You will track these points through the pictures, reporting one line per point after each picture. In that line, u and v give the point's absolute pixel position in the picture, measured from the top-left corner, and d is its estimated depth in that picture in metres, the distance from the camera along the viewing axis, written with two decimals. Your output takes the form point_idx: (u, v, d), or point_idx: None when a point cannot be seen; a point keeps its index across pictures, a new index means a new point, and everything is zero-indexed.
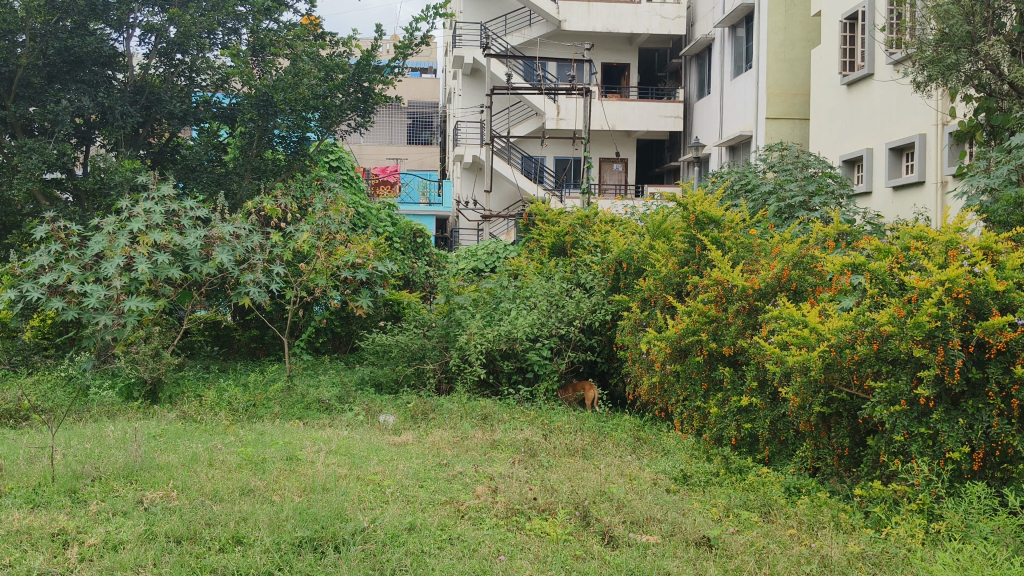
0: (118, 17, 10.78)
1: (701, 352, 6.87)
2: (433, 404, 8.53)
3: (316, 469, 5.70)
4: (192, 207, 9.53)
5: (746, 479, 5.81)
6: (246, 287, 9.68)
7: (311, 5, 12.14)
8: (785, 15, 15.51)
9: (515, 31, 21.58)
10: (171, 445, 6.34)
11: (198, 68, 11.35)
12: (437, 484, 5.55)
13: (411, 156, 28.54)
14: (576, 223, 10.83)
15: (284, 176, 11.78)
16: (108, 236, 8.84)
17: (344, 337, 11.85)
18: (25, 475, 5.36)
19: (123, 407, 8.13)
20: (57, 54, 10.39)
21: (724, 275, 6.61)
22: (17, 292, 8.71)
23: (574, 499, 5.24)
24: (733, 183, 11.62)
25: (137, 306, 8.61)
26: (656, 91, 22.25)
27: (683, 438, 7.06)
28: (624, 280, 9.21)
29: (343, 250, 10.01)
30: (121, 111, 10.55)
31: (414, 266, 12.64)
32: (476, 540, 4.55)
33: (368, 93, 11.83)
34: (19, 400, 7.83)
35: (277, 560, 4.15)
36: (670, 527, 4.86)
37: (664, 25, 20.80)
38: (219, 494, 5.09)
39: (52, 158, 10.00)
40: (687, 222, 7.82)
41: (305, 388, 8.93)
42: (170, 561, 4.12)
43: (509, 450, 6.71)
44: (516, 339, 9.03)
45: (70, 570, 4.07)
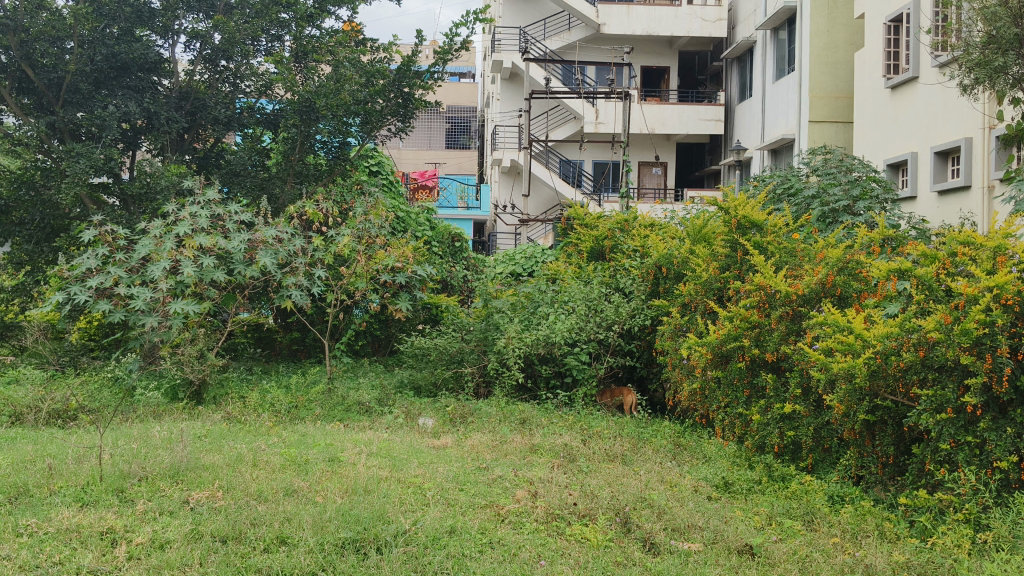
0: (164, 24, 11.01)
1: (743, 358, 6.79)
2: (472, 408, 8.56)
3: (358, 471, 5.75)
4: (237, 211, 9.67)
5: (789, 488, 5.75)
6: (288, 290, 9.77)
7: (352, 12, 12.26)
8: (827, 18, 15.32)
9: (554, 35, 21.64)
10: (216, 445, 6.44)
11: (243, 74, 11.54)
12: (476, 488, 5.55)
13: (450, 160, 28.64)
14: (615, 228, 10.81)
15: (326, 180, 11.90)
16: (155, 239, 9.03)
17: (383, 340, 11.93)
18: (75, 474, 5.46)
19: (169, 407, 8.29)
20: (105, 60, 10.61)
21: (767, 281, 6.54)
22: (66, 294, 8.91)
23: (614, 505, 5.21)
24: (776, 187, 11.51)
25: (184, 308, 8.73)
26: (697, 95, 22.21)
27: (724, 445, 7.00)
28: (664, 285, 9.17)
29: (383, 254, 10.12)
30: (167, 116, 10.85)
31: (453, 270, 12.69)
32: (517, 544, 4.54)
33: (408, 98, 11.82)
34: (67, 400, 8.00)
35: (321, 560, 4.19)
36: (712, 535, 4.82)
37: (706, 27, 20.63)
38: (264, 494, 5.15)
39: (99, 163, 10.15)
40: (729, 227, 7.78)
41: (345, 390, 9.03)
42: (217, 560, 4.18)
43: (548, 454, 6.70)
44: (554, 343, 9.04)
45: (118, 569, 4.13)
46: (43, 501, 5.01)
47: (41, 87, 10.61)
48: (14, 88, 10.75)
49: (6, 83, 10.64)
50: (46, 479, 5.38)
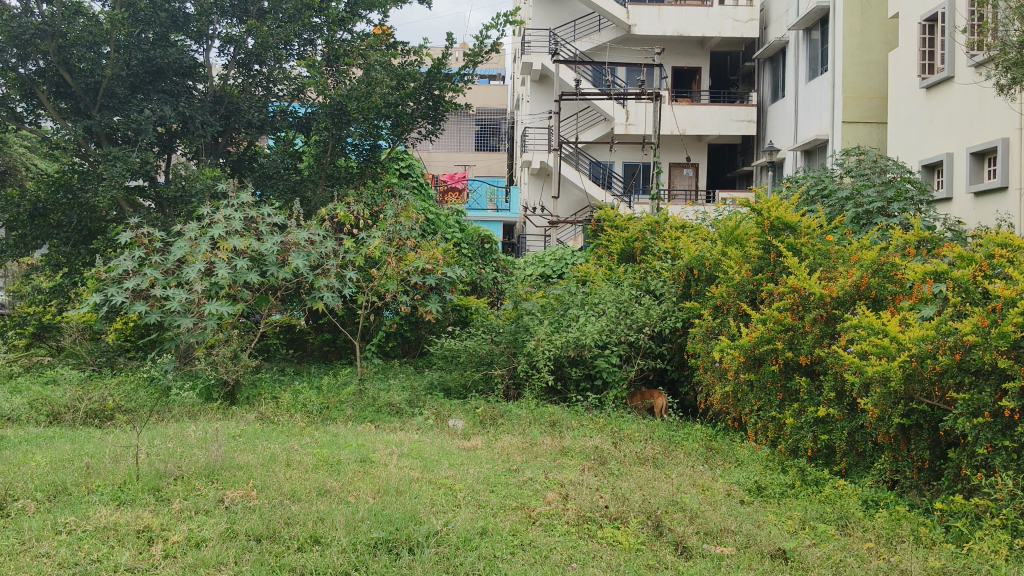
0: (198, 29, 11.16)
1: (777, 361, 6.74)
2: (502, 410, 8.57)
3: (390, 471, 5.78)
4: (270, 214, 9.76)
5: (823, 492, 5.69)
6: (320, 292, 9.84)
7: (383, 16, 12.33)
8: (861, 17, 15.17)
9: (585, 36, 21.63)
10: (250, 445, 6.51)
11: (275, 78, 11.67)
12: (507, 490, 5.56)
13: (479, 163, 28.81)
14: (646, 229, 10.78)
15: (357, 183, 11.97)
16: (190, 241, 9.16)
17: (414, 342, 11.98)
18: (112, 473, 5.55)
19: (203, 407, 8.39)
20: (140, 65, 10.79)
21: (801, 283, 6.48)
22: (103, 296, 9.06)
23: (646, 508, 5.18)
24: (809, 188, 11.41)
25: (218, 309, 8.84)
26: (729, 95, 22.06)
27: (757, 449, 6.95)
28: (696, 287, 9.11)
29: (413, 255, 10.18)
30: (201, 120, 11.00)
31: (482, 272, 12.72)
32: (548, 547, 4.54)
33: (439, 101, 11.87)
34: (103, 400, 8.13)
35: (354, 560, 4.21)
36: (745, 539, 4.79)
37: (737, 28, 20.49)
38: (298, 494, 5.19)
39: (135, 166, 10.30)
40: (762, 228, 7.74)
41: (375, 391, 9.09)
42: (251, 559, 4.23)
43: (578, 456, 6.69)
44: (584, 346, 9.02)
45: (155, 566, 4.19)
46: (82, 500, 5.09)
47: (78, 92, 10.81)
48: (52, 93, 10.96)
49: (45, 88, 10.84)
50: (83, 478, 5.46)
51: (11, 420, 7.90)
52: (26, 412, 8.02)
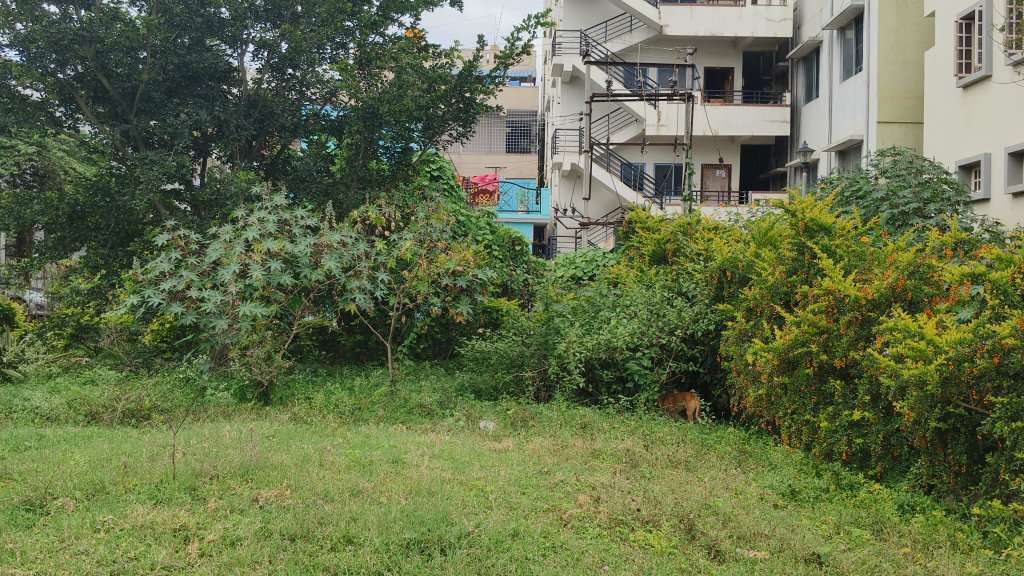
0: (233, 33, 11.31)
1: (811, 364, 6.68)
2: (533, 412, 8.57)
3: (422, 473, 5.80)
4: (303, 216, 9.85)
5: (858, 496, 5.64)
6: (352, 294, 9.91)
7: (414, 19, 12.40)
8: (896, 16, 14.98)
9: (616, 37, 21.58)
10: (284, 445, 6.58)
11: (309, 82, 11.79)
12: (539, 492, 5.56)
13: (509, 165, 28.80)
14: (678, 231, 10.73)
15: (389, 185, 12.04)
16: (225, 244, 9.28)
17: (445, 344, 12.02)
18: (149, 471, 5.63)
19: (238, 408, 8.49)
20: (176, 70, 10.96)
21: (836, 285, 6.41)
22: (141, 297, 9.21)
23: (678, 511, 5.15)
24: (844, 189, 11.30)
25: (252, 311, 8.95)
26: (762, 96, 21.90)
27: (790, 452, 6.89)
28: (729, 289, 9.05)
29: (443, 258, 10.21)
30: (236, 124, 11.14)
31: (513, 274, 12.74)
32: (580, 549, 4.54)
33: (470, 103, 11.88)
34: (140, 401, 8.25)
35: (386, 560, 4.24)
36: (779, 543, 4.75)
37: (770, 28, 20.36)
38: (331, 494, 5.23)
39: (171, 169, 10.44)
40: (796, 230, 7.68)
41: (407, 393, 9.13)
42: (285, 559, 4.27)
43: (610, 459, 6.67)
44: (616, 348, 8.99)
45: (191, 565, 4.25)
46: (119, 498, 5.17)
47: (116, 96, 10.99)
48: (90, 98, 11.15)
49: (83, 93, 11.03)
50: (121, 477, 5.54)
51: (51, 419, 8.05)
52: (65, 412, 8.16)
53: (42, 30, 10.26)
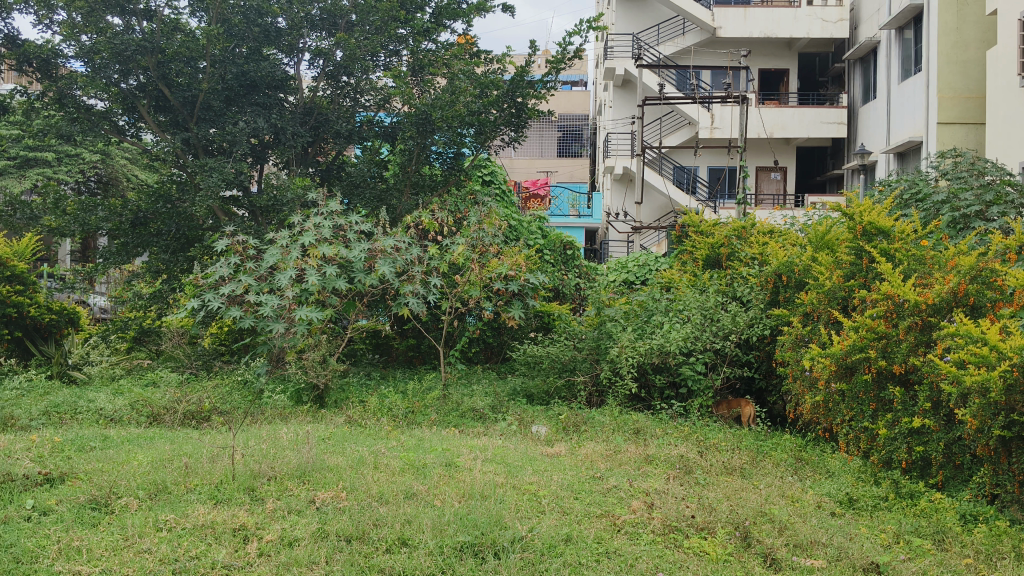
0: (290, 42, 11.53)
1: (869, 370, 6.56)
2: (586, 416, 8.55)
3: (475, 476, 5.83)
4: (357, 222, 9.98)
5: (918, 505, 5.53)
6: (405, 298, 9.99)
7: (466, 25, 12.49)
8: (957, 15, 14.61)
9: (668, 40, 21.48)
10: (339, 448, 6.67)
11: (362, 89, 12.00)
12: (591, 497, 5.55)
13: (562, 169, 28.75)
14: (732, 235, 10.60)
15: (441, 190, 12.15)
16: (282, 249, 9.45)
17: (496, 348, 12.05)
18: (210, 472, 5.75)
19: (294, 410, 8.63)
20: (235, 79, 11.23)
21: (894, 290, 6.29)
22: (201, 301, 9.43)
23: (733, 519, 5.10)
24: (902, 192, 11.06)
25: (308, 315, 9.11)
26: (818, 97, 21.56)
27: (848, 460, 6.78)
28: (785, 293, 8.94)
29: (495, 262, 10.22)
30: (292, 132, 11.36)
31: (565, 278, 12.67)
32: (634, 555, 4.52)
33: (522, 108, 11.88)
34: (200, 403, 8.44)
35: (441, 563, 4.28)
36: (836, 552, 4.67)
37: (826, 28, 20.03)
38: (385, 497, 5.30)
39: (230, 176, 10.67)
40: (854, 233, 7.55)
41: (460, 396, 9.19)
42: (342, 559, 4.34)
43: (663, 465, 6.63)
44: (669, 353, 8.88)
45: (250, 564, 4.33)
46: (181, 498, 5.30)
47: (177, 105, 11.30)
48: (152, 107, 11.47)
49: (145, 102, 11.35)
50: (182, 477, 5.67)
51: (114, 420, 8.27)
52: (128, 413, 8.38)
53: (106, 41, 10.54)
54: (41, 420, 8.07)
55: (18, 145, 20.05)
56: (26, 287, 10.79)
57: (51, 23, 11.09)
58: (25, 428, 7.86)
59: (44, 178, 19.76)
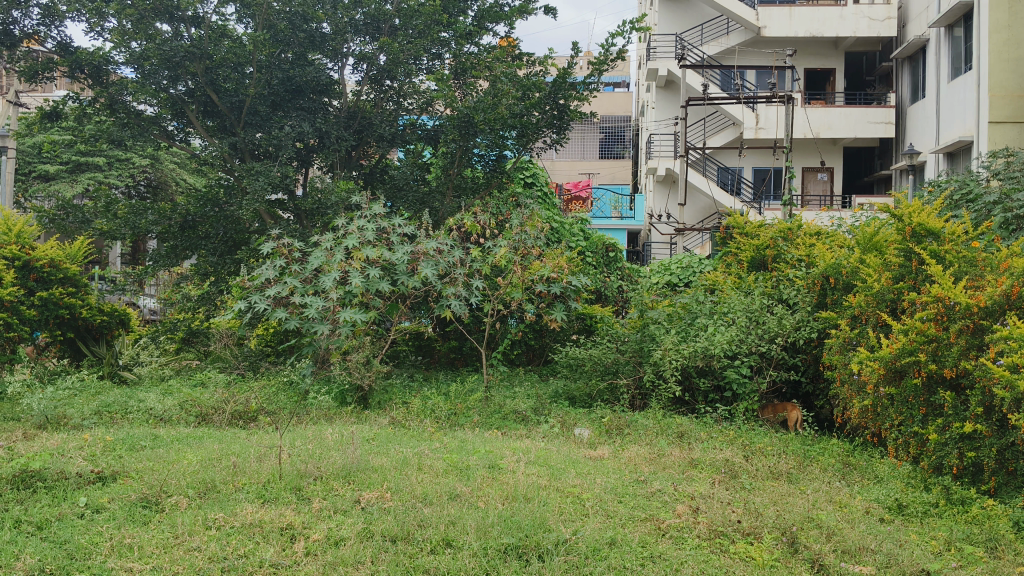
0: (334, 47, 11.66)
1: (919, 374, 6.44)
2: (628, 420, 8.50)
3: (518, 478, 5.84)
4: (401, 225, 10.07)
5: (970, 512, 5.42)
6: (448, 300, 10.01)
7: (509, 27, 12.53)
8: (1009, 12, 14.26)
9: (712, 40, 21.30)
10: (384, 449, 6.72)
11: (406, 92, 12.08)
12: (635, 500, 5.53)
13: (603, 170, 28.67)
14: (778, 236, 10.46)
15: (483, 192, 12.17)
16: (327, 252, 9.57)
17: (538, 350, 12.03)
18: (257, 471, 5.84)
19: (339, 411, 8.73)
20: (281, 84, 11.43)
21: (945, 293, 6.17)
22: (247, 303, 9.59)
23: (781, 524, 5.04)
24: (953, 193, 10.85)
25: (352, 317, 9.22)
26: (865, 96, 21.21)
27: (898, 466, 6.66)
28: (832, 296, 8.80)
29: (538, 264, 10.26)
30: (336, 135, 11.54)
31: (607, 280, 12.62)
32: (679, 560, 4.49)
33: (564, 110, 11.86)
34: (247, 403, 8.57)
35: (486, 564, 4.30)
36: (886, 558, 4.60)
37: (873, 27, 19.79)
38: (429, 498, 5.33)
39: (276, 180, 10.83)
40: (902, 235, 7.39)
41: (502, 399, 9.20)
42: (387, 559, 4.37)
43: (708, 469, 6.57)
44: (713, 355, 8.81)
45: (297, 563, 4.39)
46: (230, 497, 5.38)
47: (224, 110, 11.54)
48: (200, 112, 11.70)
49: (194, 107, 11.60)
50: (231, 476, 5.76)
51: (164, 420, 8.41)
52: (178, 413, 8.53)
53: (156, 48, 10.76)
54: (92, 419, 8.24)
55: (71, 151, 20.55)
56: (78, 289, 10.93)
57: (102, 31, 11.33)
58: (78, 427, 8.05)
59: (96, 182, 20.22)
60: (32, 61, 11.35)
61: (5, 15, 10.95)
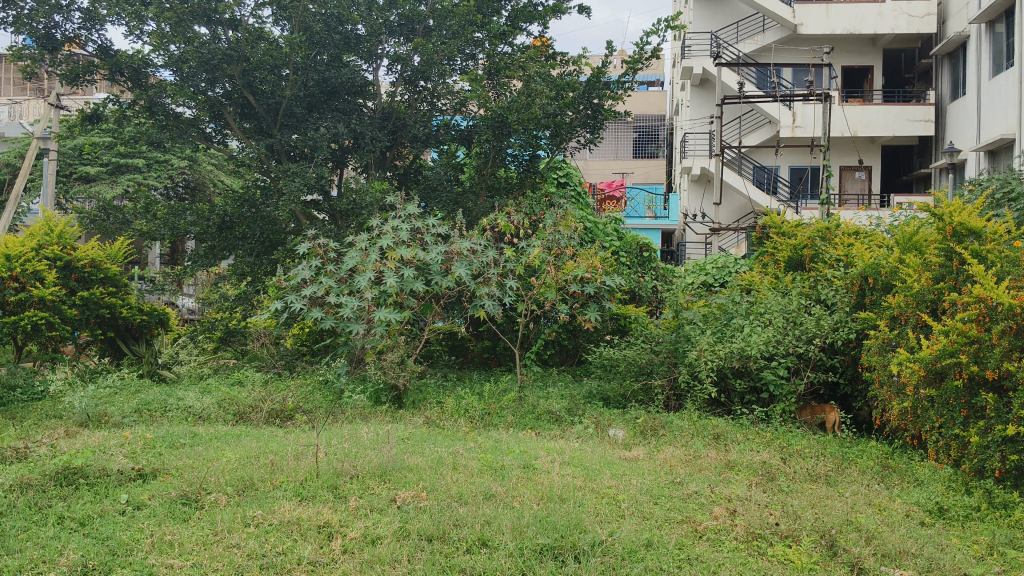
0: (369, 49, 11.73)
1: (961, 376, 6.33)
2: (663, 421, 8.45)
3: (553, 478, 5.84)
4: (435, 225, 10.11)
5: (1013, 516, 5.33)
6: (482, 300, 10.02)
7: (543, 27, 12.52)
8: None
9: (748, 38, 21.09)
10: (418, 448, 6.76)
11: (440, 93, 12.13)
12: (672, 502, 5.50)
13: (637, 170, 28.66)
14: (816, 236, 10.35)
15: (517, 193, 12.18)
16: (362, 252, 9.66)
17: (571, 350, 12.02)
18: (295, 470, 5.90)
19: (374, 410, 8.79)
20: (317, 86, 11.55)
21: (988, 293, 6.06)
22: (284, 303, 9.71)
23: (819, 527, 4.99)
24: (995, 192, 10.66)
25: (387, 317, 9.30)
26: (904, 94, 20.89)
27: (938, 469, 6.57)
28: (871, 296, 8.68)
29: (571, 264, 10.25)
30: (371, 136, 11.63)
31: (641, 280, 12.56)
32: (716, 562, 4.46)
33: (598, 110, 11.84)
34: (284, 402, 8.66)
35: (521, 564, 4.31)
36: (927, 563, 4.54)
37: (912, 24, 19.56)
38: (465, 497, 5.35)
39: (312, 181, 10.93)
40: (943, 234, 7.25)
41: (536, 399, 9.20)
42: (424, 559, 4.39)
43: (745, 471, 6.52)
44: (750, 357, 8.74)
45: (334, 561, 4.43)
46: (268, 494, 5.44)
47: (261, 112, 11.69)
48: (238, 114, 11.86)
49: (231, 109, 11.76)
50: (269, 474, 5.83)
51: (203, 418, 8.53)
52: (216, 411, 8.63)
53: (194, 51, 10.90)
54: (132, 417, 8.36)
55: (111, 152, 20.88)
56: (118, 288, 11.05)
57: (142, 34, 11.50)
58: (118, 425, 8.17)
59: (135, 183, 20.49)
60: (73, 65, 11.56)
61: (47, 19, 11.16)
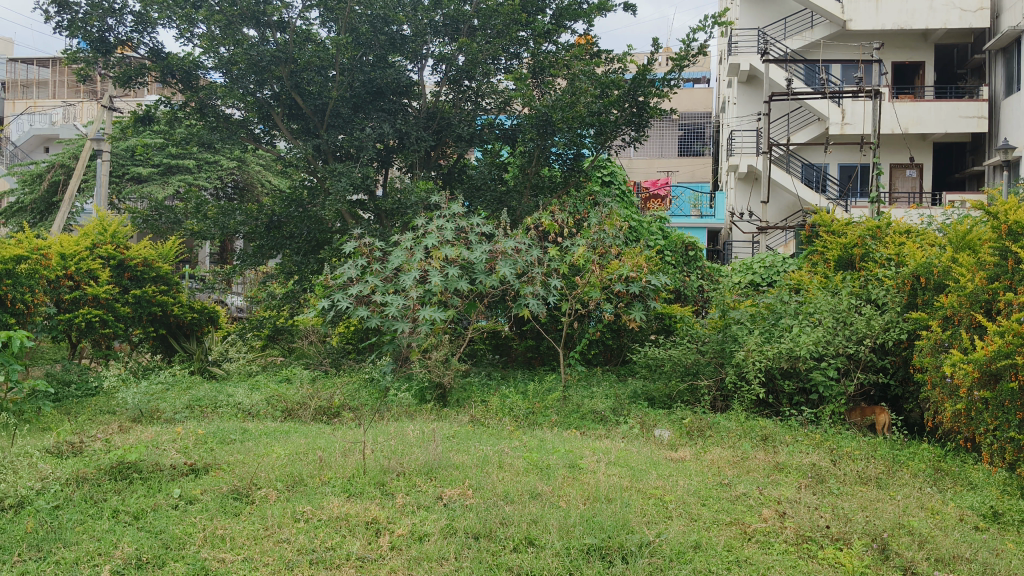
0: (414, 49, 11.82)
1: (1016, 377, 6.17)
2: (710, 421, 8.39)
3: (599, 478, 5.83)
4: (479, 224, 10.15)
5: None
6: (526, 299, 10.01)
7: (588, 26, 12.49)
8: None
9: (795, 34, 20.79)
10: (464, 445, 6.81)
11: (484, 92, 12.17)
12: (720, 504, 5.46)
13: (682, 168, 28.29)
14: (866, 235, 10.20)
15: (561, 191, 12.20)
16: (407, 251, 9.74)
17: (616, 350, 11.99)
18: (343, 466, 5.97)
19: (419, 408, 8.85)
20: (363, 86, 11.67)
21: None
22: (330, 301, 9.85)
23: (871, 530, 4.91)
24: None
25: (432, 315, 9.36)
26: (956, 90, 20.44)
27: (992, 473, 6.43)
28: (923, 296, 8.52)
29: (616, 263, 10.20)
30: (416, 136, 11.71)
31: (686, 280, 12.48)
32: (766, 565, 4.41)
33: (643, 107, 11.78)
34: (331, 399, 8.78)
35: (569, 564, 4.31)
36: (982, 567, 4.46)
37: (964, 18, 19.23)
38: (511, 496, 5.36)
39: (358, 181, 11.04)
40: (998, 232, 7.00)
41: (580, 398, 9.20)
42: (471, 556, 4.42)
43: (794, 473, 6.43)
44: (799, 357, 8.63)
45: (382, 557, 4.48)
46: (317, 490, 5.52)
47: (308, 113, 11.87)
48: (285, 115, 12.06)
49: (279, 110, 11.95)
50: (318, 470, 5.91)
51: (252, 414, 8.66)
52: (265, 408, 8.77)
53: (243, 53, 11.04)
54: (184, 413, 8.51)
55: (162, 154, 21.32)
56: (170, 287, 11.31)
57: (192, 36, 11.71)
58: (170, 421, 8.33)
59: (186, 183, 20.86)
60: (126, 67, 11.85)
61: (101, 23, 11.40)
